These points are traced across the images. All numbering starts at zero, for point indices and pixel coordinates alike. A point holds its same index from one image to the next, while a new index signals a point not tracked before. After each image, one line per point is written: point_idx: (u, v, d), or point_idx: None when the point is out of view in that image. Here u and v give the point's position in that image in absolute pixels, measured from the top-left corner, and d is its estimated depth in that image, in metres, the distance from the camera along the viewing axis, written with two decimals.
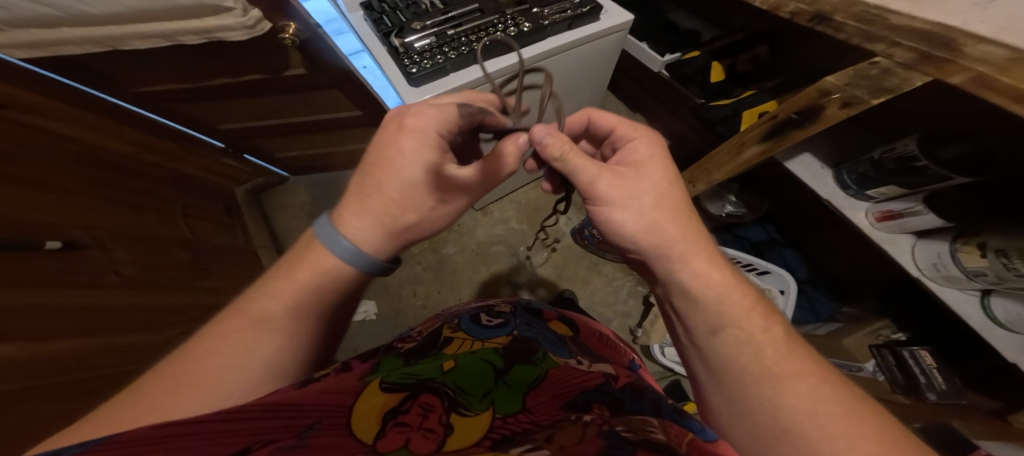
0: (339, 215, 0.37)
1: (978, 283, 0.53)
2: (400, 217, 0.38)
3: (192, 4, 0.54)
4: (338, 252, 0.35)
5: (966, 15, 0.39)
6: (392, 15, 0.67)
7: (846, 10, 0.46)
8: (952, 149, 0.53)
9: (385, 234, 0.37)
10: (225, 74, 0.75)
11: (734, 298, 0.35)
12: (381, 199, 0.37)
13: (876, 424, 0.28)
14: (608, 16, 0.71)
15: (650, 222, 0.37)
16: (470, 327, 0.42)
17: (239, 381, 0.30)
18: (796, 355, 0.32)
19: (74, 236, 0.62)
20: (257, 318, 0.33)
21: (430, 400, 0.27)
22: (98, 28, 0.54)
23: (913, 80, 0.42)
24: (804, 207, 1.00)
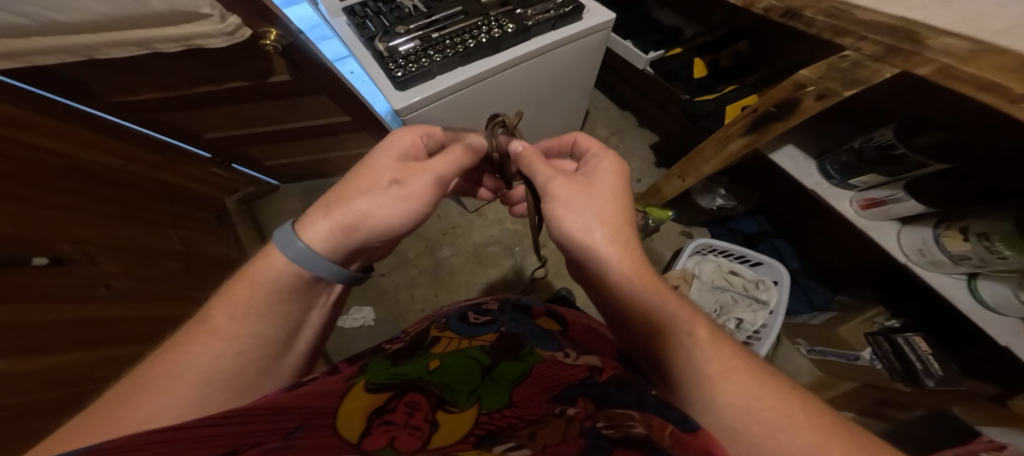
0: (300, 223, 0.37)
1: (964, 267, 0.54)
2: (357, 221, 0.36)
3: (169, 11, 0.54)
4: (292, 252, 0.35)
5: (927, 10, 0.40)
6: (376, 19, 0.67)
7: (815, 6, 0.47)
8: (926, 137, 0.55)
9: (340, 231, 0.36)
10: (209, 81, 0.75)
11: (670, 304, 0.35)
12: (342, 201, 0.37)
13: (814, 414, 0.28)
14: (591, 15, 0.71)
15: (592, 227, 0.38)
16: (459, 326, 0.42)
17: (179, 387, 0.28)
18: (727, 355, 0.32)
19: (63, 251, 0.62)
20: (214, 330, 0.32)
21: (416, 398, 0.27)
22: (71, 37, 0.53)
23: (882, 72, 0.43)
24: (794, 198, 1.01)
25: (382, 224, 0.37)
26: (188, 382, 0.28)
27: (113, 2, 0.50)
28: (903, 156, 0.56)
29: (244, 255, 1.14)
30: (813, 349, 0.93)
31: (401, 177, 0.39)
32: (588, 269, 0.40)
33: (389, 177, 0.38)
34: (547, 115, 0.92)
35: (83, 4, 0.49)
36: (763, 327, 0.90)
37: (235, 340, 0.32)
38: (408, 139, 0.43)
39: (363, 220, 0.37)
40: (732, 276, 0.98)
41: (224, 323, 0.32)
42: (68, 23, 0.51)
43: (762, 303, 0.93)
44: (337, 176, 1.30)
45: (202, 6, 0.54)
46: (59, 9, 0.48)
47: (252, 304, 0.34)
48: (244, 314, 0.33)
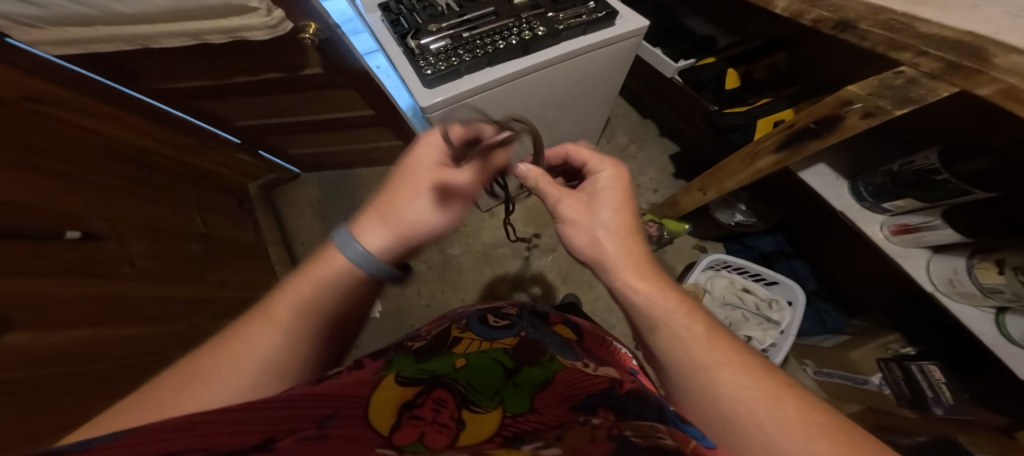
0: (356, 224, 0.37)
1: (994, 300, 0.52)
2: (411, 227, 0.37)
3: (220, 5, 0.55)
4: (350, 254, 0.34)
5: (997, 24, 0.39)
6: (409, 16, 0.68)
7: (872, 19, 0.45)
8: (972, 162, 0.53)
9: (396, 239, 0.37)
10: (246, 72, 0.77)
11: (666, 294, 0.35)
12: (394, 208, 0.37)
13: (808, 407, 0.26)
14: (623, 21, 0.71)
15: (599, 238, 0.39)
16: (479, 328, 0.42)
17: (235, 377, 0.28)
18: (720, 346, 0.31)
19: (93, 227, 0.64)
20: (278, 320, 0.31)
21: (443, 395, 0.28)
22: (130, 26, 0.56)
23: (940, 91, 0.42)
24: (816, 217, 0.99)
25: (431, 230, 0.38)
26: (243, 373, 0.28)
27: None
28: (943, 181, 0.53)
29: (261, 241, 1.16)
30: (821, 371, 0.91)
31: (443, 185, 0.39)
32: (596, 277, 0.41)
33: (432, 189, 0.39)
34: (568, 118, 0.92)
35: None
36: (772, 347, 0.89)
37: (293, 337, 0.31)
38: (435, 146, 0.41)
39: (417, 222, 0.37)
40: (745, 294, 0.97)
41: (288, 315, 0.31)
42: (124, 12, 0.54)
43: (773, 324, 0.91)
44: (355, 168, 1.32)
45: (251, 1, 0.55)
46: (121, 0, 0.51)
47: (307, 293, 0.33)
48: (303, 301, 0.33)
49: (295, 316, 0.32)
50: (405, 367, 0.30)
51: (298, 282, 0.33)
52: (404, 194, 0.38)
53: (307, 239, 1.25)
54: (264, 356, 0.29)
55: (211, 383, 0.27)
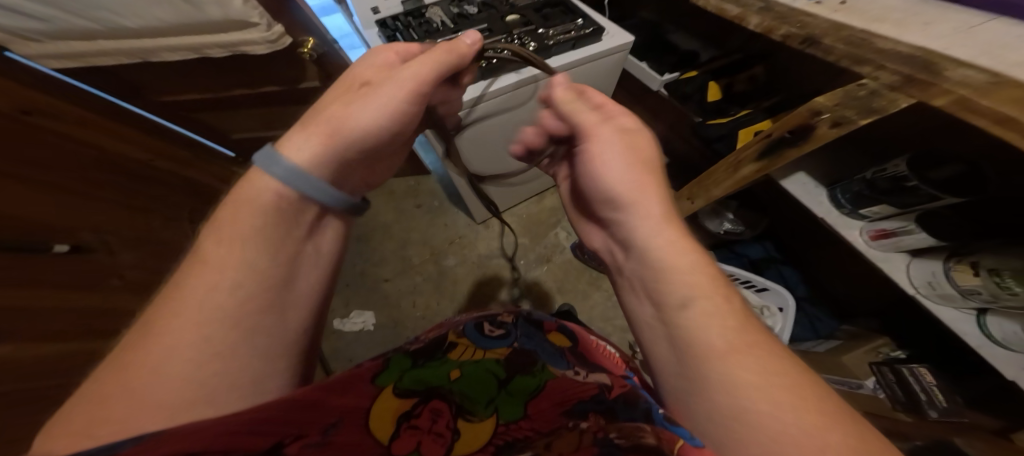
0: (281, 141, 0.35)
1: (974, 301, 0.53)
2: (337, 128, 0.36)
3: (222, 19, 0.57)
4: (276, 168, 0.33)
5: (946, 40, 0.42)
6: (406, 32, 0.70)
7: (834, 35, 0.48)
8: (944, 170, 0.55)
9: (325, 141, 0.35)
10: (244, 85, 0.78)
11: (686, 259, 0.31)
12: (322, 116, 0.36)
13: (836, 420, 0.21)
14: (611, 37, 0.74)
15: (624, 178, 0.36)
16: (475, 335, 0.35)
17: (178, 367, 0.25)
18: (749, 335, 0.26)
19: (83, 240, 0.64)
20: (207, 264, 0.29)
21: (439, 405, 0.34)
22: (133, 41, 0.59)
23: (898, 102, 0.44)
24: (800, 222, 1.01)
25: (360, 131, 0.37)
26: (185, 362, 0.25)
27: (177, 9, 0.54)
28: (914, 187, 0.55)
29: None
30: None
31: (371, 80, 0.40)
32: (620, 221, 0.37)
33: (361, 81, 0.40)
34: None
35: (150, 11, 0.54)
36: None
37: (236, 274, 0.30)
38: (388, 56, 0.42)
39: (348, 134, 0.36)
40: None
41: (215, 253, 0.30)
42: (129, 26, 0.56)
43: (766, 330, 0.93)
44: None
45: (253, 16, 0.57)
46: (124, 15, 0.54)
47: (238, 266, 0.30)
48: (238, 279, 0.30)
49: (226, 256, 0.30)
50: (405, 375, 0.30)
51: (214, 227, 0.31)
52: (336, 106, 0.38)
53: None
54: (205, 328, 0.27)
55: (173, 340, 0.25)
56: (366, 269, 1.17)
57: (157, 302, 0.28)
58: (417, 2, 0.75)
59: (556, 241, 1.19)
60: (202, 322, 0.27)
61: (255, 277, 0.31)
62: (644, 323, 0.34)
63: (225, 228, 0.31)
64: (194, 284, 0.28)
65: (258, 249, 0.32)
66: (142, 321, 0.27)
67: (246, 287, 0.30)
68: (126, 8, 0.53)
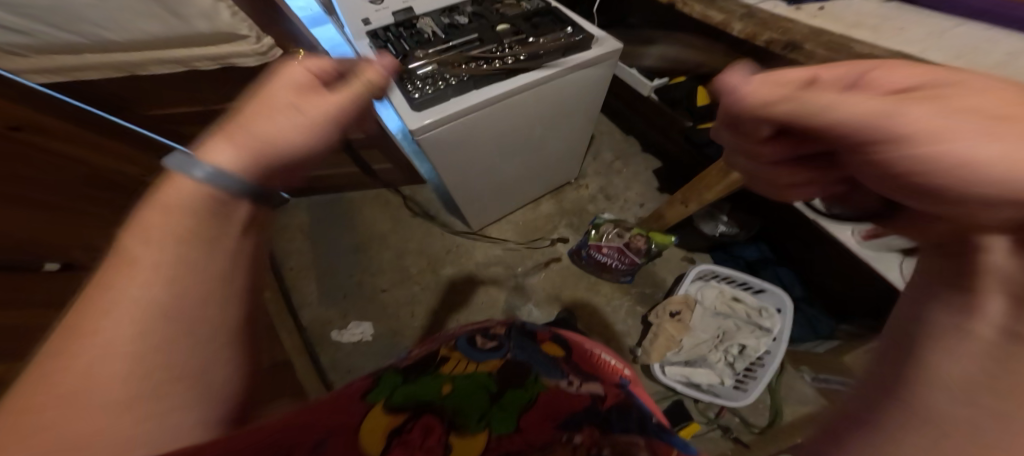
0: (199, 147, 0.25)
1: None
2: (269, 140, 0.26)
3: (211, 32, 0.63)
4: (201, 177, 0.23)
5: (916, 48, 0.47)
6: (397, 43, 0.71)
7: (815, 40, 0.51)
8: None
9: (254, 157, 0.25)
10: (234, 96, 0.79)
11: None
12: (254, 127, 0.26)
13: None
14: (600, 45, 0.75)
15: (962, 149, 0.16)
16: (465, 346, 0.35)
17: (103, 403, 0.16)
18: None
19: (70, 256, 0.63)
20: (129, 268, 0.20)
21: (431, 420, 0.31)
22: (120, 54, 0.64)
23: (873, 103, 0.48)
24: (794, 223, 0.99)
25: (296, 150, 0.28)
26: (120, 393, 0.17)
27: (170, 25, 0.60)
28: None
29: None
30: (818, 377, 0.93)
31: (308, 98, 0.29)
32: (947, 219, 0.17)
33: (294, 99, 0.28)
34: (554, 138, 0.95)
35: (138, 25, 0.59)
36: (766, 355, 0.90)
37: (174, 274, 0.21)
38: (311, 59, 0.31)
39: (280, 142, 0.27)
40: (735, 303, 0.97)
41: (144, 252, 0.20)
42: (115, 40, 0.61)
43: (765, 331, 0.93)
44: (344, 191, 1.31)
45: (241, 29, 0.64)
46: (111, 28, 0.59)
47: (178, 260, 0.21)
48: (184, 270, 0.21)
49: (157, 254, 0.21)
50: (398, 390, 0.29)
51: (134, 220, 0.22)
52: (256, 108, 0.27)
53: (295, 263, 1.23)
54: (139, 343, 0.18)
55: (81, 373, 0.17)
56: (363, 279, 1.17)
57: (58, 328, 0.18)
58: (407, 13, 0.76)
59: (554, 247, 1.19)
60: (126, 342, 0.18)
61: (197, 272, 0.21)
62: (920, 336, 0.15)
63: (152, 215, 0.22)
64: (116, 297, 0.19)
65: (190, 241, 0.22)
66: (37, 364, 0.17)
67: (184, 281, 0.21)
68: (115, 21, 0.58)
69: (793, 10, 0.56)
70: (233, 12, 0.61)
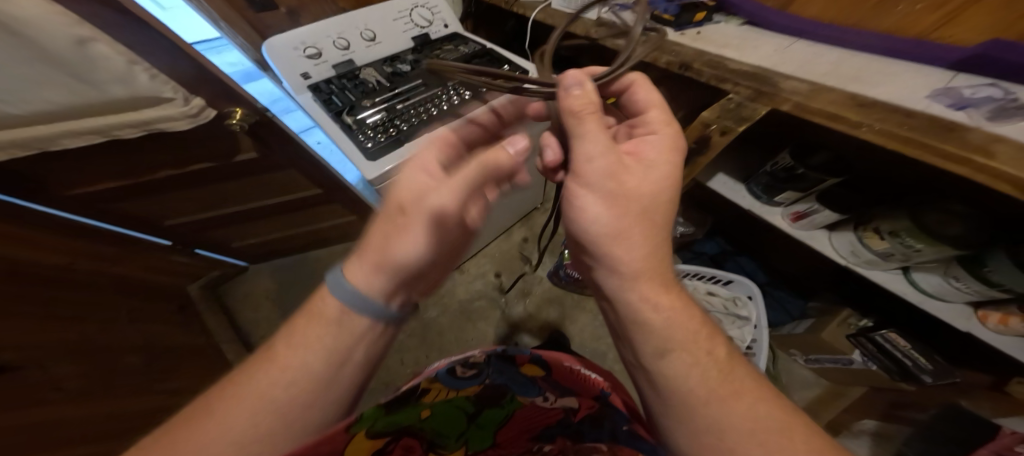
0: (348, 268, 0.34)
1: (894, 262, 0.57)
2: (387, 253, 0.32)
3: (131, 97, 0.57)
4: (341, 294, 0.33)
5: (773, 59, 0.55)
6: (342, 95, 0.73)
7: (700, 60, 0.56)
8: (818, 157, 0.61)
9: (376, 269, 0.33)
10: (174, 165, 0.76)
11: (697, 343, 0.32)
12: (374, 243, 0.33)
13: (760, 408, 0.30)
14: (535, 77, 0.81)
15: (630, 260, 0.33)
16: (446, 378, 0.33)
17: (235, 433, 0.30)
18: (741, 375, 0.32)
19: (11, 359, 0.57)
20: (279, 363, 0.33)
21: (411, 442, 0.34)
22: (24, 129, 0.53)
23: (759, 109, 0.50)
24: (742, 221, 1.08)
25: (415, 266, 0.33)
26: (246, 418, 0.30)
27: (70, 89, 0.53)
28: (805, 175, 0.60)
29: (212, 342, 1.08)
30: (810, 358, 0.92)
31: (403, 202, 0.32)
32: (597, 272, 0.37)
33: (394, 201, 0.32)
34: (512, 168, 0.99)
35: (41, 96, 0.52)
36: (754, 343, 0.91)
37: (292, 376, 0.32)
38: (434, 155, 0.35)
39: (398, 255, 0.32)
40: (710, 297, 1.01)
41: (286, 354, 0.33)
42: (20, 115, 0.52)
43: (744, 319, 0.95)
44: (305, 250, 1.29)
45: (164, 91, 0.59)
46: (9, 101, 0.49)
47: (303, 366, 0.32)
48: (302, 377, 0.32)
49: (293, 357, 0.33)
50: (379, 421, 0.28)
51: (294, 323, 0.35)
52: (375, 234, 0.34)
53: (266, 333, 1.18)
54: (267, 399, 0.31)
55: (237, 407, 0.31)
56: None
57: (243, 371, 0.33)
58: (348, 64, 0.79)
59: (531, 273, 1.20)
60: (259, 410, 0.31)
61: (308, 379, 0.32)
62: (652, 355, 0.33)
63: (303, 318, 0.35)
64: (257, 382, 0.32)
65: (320, 358, 0.33)
66: (225, 388, 0.33)
67: (298, 386, 0.32)
68: (12, 93, 0.49)
69: (679, 35, 0.65)
70: (151, 74, 0.56)
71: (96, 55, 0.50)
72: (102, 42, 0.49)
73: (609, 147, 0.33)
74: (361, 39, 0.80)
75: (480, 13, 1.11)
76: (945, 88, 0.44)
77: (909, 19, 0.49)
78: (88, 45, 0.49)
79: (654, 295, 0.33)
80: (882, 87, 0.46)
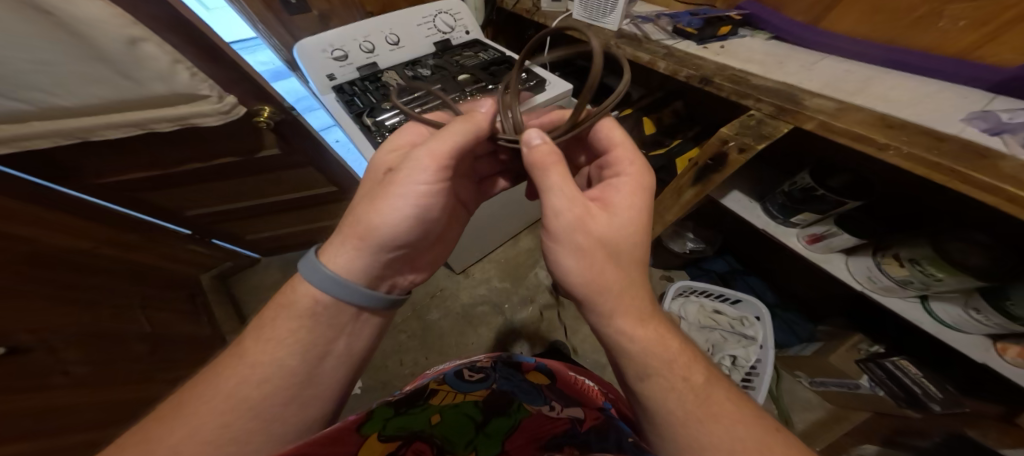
0: (325, 249, 0.38)
1: (912, 290, 0.56)
2: (367, 227, 0.37)
3: (170, 92, 0.60)
4: (319, 277, 0.37)
5: (798, 76, 0.55)
6: (363, 97, 0.75)
7: (722, 75, 0.56)
8: (838, 178, 0.61)
9: (354, 243, 0.37)
10: (199, 159, 0.79)
11: (679, 368, 0.33)
12: (355, 221, 0.37)
13: (750, 429, 0.30)
14: (552, 86, 0.82)
15: (609, 309, 0.34)
16: (454, 380, 0.35)
17: (207, 427, 0.31)
18: (719, 398, 0.32)
19: (20, 341, 0.59)
20: (249, 360, 0.35)
21: (421, 446, 0.33)
22: (69, 119, 0.57)
23: (782, 127, 0.50)
24: (754, 239, 1.07)
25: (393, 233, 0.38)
26: (217, 412, 0.32)
27: (116, 86, 0.56)
28: (823, 197, 0.60)
29: (218, 333, 1.09)
30: (815, 381, 0.90)
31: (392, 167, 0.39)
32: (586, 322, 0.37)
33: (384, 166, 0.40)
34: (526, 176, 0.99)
35: (87, 89, 0.55)
36: (758, 363, 0.89)
37: (263, 373, 0.34)
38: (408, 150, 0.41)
39: (375, 232, 0.37)
40: (716, 315, 0.99)
41: (256, 350, 0.35)
42: (66, 106, 0.56)
43: (750, 339, 0.93)
44: (316, 246, 1.31)
45: (201, 89, 0.61)
46: (58, 92, 0.54)
47: (276, 360, 0.35)
48: (273, 368, 0.35)
49: (264, 353, 0.35)
50: (390, 424, 0.29)
51: (260, 317, 0.37)
52: (355, 213, 0.38)
53: None
54: (236, 393, 0.33)
55: (206, 403, 0.32)
56: None
57: (210, 370, 0.35)
58: (371, 67, 0.81)
59: (537, 281, 1.20)
60: (230, 405, 0.32)
61: (281, 374, 0.35)
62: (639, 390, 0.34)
63: (273, 310, 0.37)
64: (229, 377, 0.34)
65: (293, 350, 0.36)
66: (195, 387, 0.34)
67: (271, 381, 0.35)
68: (60, 84, 0.53)
69: (702, 49, 0.65)
70: (192, 73, 0.59)
71: (144, 54, 0.53)
72: (151, 42, 0.52)
73: (575, 196, 0.34)
74: (385, 42, 0.82)
75: (502, 22, 1.14)
76: (982, 110, 0.44)
77: (948, 37, 0.49)
78: (136, 44, 0.51)
79: (636, 338, 0.33)
80: (916, 109, 0.45)
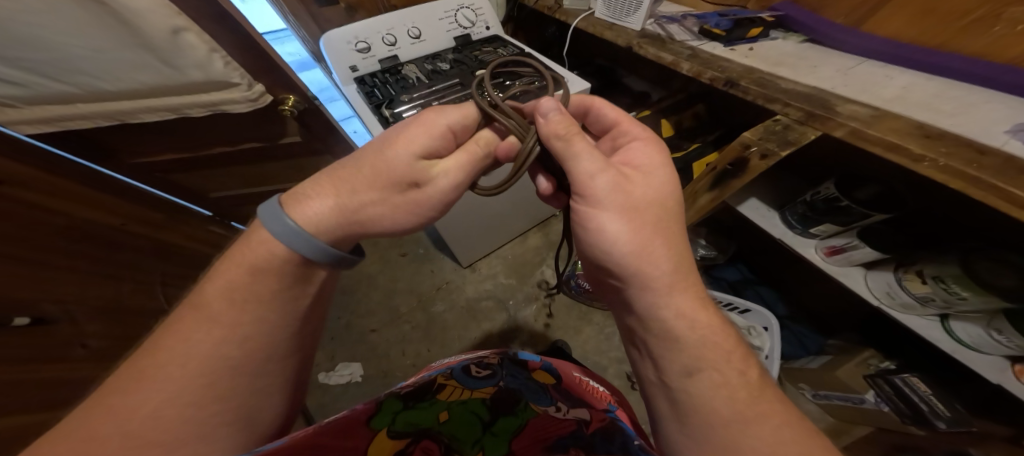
0: (291, 195, 0.35)
1: (932, 308, 0.54)
2: (356, 208, 0.34)
3: (204, 80, 0.62)
4: (276, 227, 0.33)
5: (832, 82, 0.53)
6: (383, 89, 0.75)
7: (748, 78, 0.55)
8: (864, 191, 0.59)
9: (338, 217, 0.34)
10: (225, 142, 0.81)
11: (730, 362, 0.32)
12: (344, 183, 0.35)
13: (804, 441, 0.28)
14: (570, 84, 0.81)
15: (656, 276, 0.33)
16: (461, 376, 0.37)
17: (163, 393, 0.29)
18: (769, 400, 0.30)
19: (47, 312, 0.64)
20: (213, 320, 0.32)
21: (430, 444, 0.36)
22: (112, 103, 0.62)
23: (808, 134, 0.49)
24: (769, 248, 1.06)
25: (388, 228, 0.37)
26: (172, 378, 0.30)
27: (162, 74, 0.59)
28: (847, 207, 0.59)
29: None
30: (818, 393, 0.87)
31: (419, 178, 0.36)
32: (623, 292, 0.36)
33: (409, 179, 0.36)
34: None
35: (131, 76, 0.58)
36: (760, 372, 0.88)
37: (246, 331, 0.33)
38: (433, 120, 0.38)
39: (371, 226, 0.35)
40: None
41: (220, 310, 0.33)
42: (110, 91, 0.60)
43: (756, 349, 0.92)
44: None
45: (233, 77, 0.62)
46: (106, 80, 0.58)
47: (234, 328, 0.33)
48: (237, 336, 0.33)
49: (226, 316, 0.33)
50: (398, 417, 0.32)
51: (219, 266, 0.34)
52: (345, 177, 0.35)
53: None
54: (199, 358, 0.31)
55: (161, 368, 0.30)
56: (352, 321, 1.14)
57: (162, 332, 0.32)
58: (392, 60, 0.81)
59: (545, 279, 1.20)
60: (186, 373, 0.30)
61: (248, 343, 0.33)
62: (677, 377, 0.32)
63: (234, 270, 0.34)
64: (187, 340, 0.31)
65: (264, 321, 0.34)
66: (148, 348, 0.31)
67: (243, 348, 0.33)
68: (105, 72, 0.56)
69: (728, 51, 0.64)
70: (226, 62, 0.60)
71: (185, 43, 0.54)
72: (192, 32, 0.54)
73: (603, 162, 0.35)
74: (407, 35, 0.83)
75: (525, 18, 1.13)
76: None
77: (1003, 42, 0.46)
78: (180, 34, 0.53)
79: (678, 311, 0.33)
80: (957, 118, 0.44)
